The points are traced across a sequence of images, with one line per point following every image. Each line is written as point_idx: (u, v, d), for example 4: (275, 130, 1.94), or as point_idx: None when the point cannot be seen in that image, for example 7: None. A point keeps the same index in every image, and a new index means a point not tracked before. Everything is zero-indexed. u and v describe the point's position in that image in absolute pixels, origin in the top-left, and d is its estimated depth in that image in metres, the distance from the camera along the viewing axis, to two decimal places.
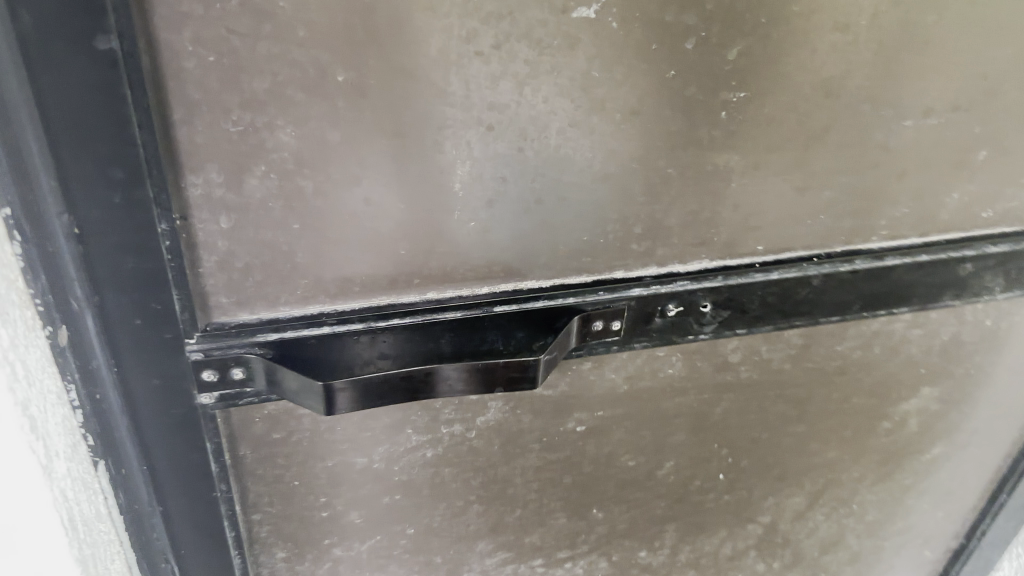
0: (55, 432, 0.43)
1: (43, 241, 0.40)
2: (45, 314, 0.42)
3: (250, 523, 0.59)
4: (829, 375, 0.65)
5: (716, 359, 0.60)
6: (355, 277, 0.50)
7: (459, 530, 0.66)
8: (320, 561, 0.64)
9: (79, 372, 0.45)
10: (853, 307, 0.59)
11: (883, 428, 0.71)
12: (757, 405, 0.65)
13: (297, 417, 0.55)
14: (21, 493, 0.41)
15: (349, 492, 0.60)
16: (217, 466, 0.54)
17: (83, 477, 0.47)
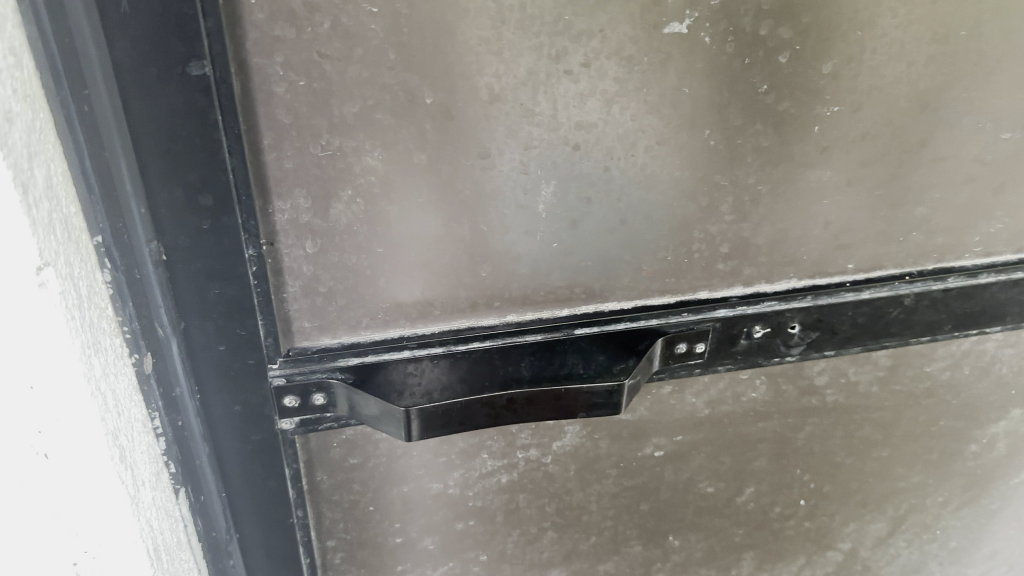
0: (140, 461, 0.41)
1: (131, 267, 0.40)
2: (132, 340, 0.40)
3: (324, 550, 0.58)
4: (916, 398, 0.62)
5: (800, 381, 0.58)
6: (436, 300, 0.49)
7: (533, 557, 0.64)
8: None
9: (163, 400, 0.44)
10: (946, 327, 0.56)
11: (971, 452, 0.68)
12: (841, 429, 0.63)
13: (374, 442, 0.54)
14: (112, 525, 0.37)
15: (424, 519, 0.59)
16: (295, 492, 0.54)
17: (167, 509, 0.44)
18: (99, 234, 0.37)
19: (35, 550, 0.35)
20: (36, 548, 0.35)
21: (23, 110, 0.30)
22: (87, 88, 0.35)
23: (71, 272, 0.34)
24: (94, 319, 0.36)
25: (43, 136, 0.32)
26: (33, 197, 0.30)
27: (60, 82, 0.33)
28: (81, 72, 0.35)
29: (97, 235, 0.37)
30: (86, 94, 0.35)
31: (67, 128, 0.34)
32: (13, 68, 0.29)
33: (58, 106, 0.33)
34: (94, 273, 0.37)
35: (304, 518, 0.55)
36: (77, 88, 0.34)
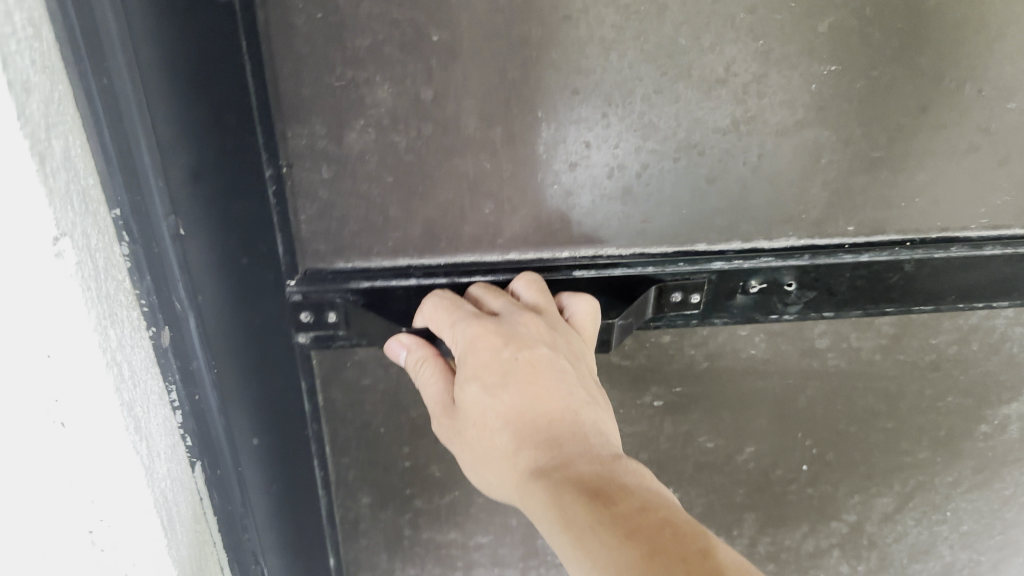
0: (156, 434, 0.45)
1: (150, 241, 0.44)
2: (150, 314, 0.45)
3: (338, 466, 0.63)
4: (921, 370, 0.63)
5: (801, 342, 0.60)
6: (441, 233, 0.52)
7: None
8: (404, 508, 0.67)
9: (181, 372, 0.50)
10: (948, 298, 0.57)
11: (981, 432, 0.68)
12: (845, 397, 0.64)
13: (385, 365, 0.58)
14: (116, 479, 0.41)
15: (431, 446, 0.63)
16: (311, 406, 0.58)
17: (180, 477, 0.50)
18: (116, 206, 0.40)
19: (41, 503, 0.39)
20: (40, 498, 0.38)
21: (42, 80, 0.32)
22: (104, 63, 0.38)
23: (89, 245, 0.36)
24: (111, 291, 0.39)
25: (60, 108, 0.34)
26: (49, 166, 0.32)
27: (80, 53, 0.36)
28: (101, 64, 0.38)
29: (115, 208, 0.40)
30: (103, 66, 0.38)
31: (87, 101, 0.37)
32: (34, 42, 0.31)
33: (81, 92, 0.36)
34: (113, 245, 0.40)
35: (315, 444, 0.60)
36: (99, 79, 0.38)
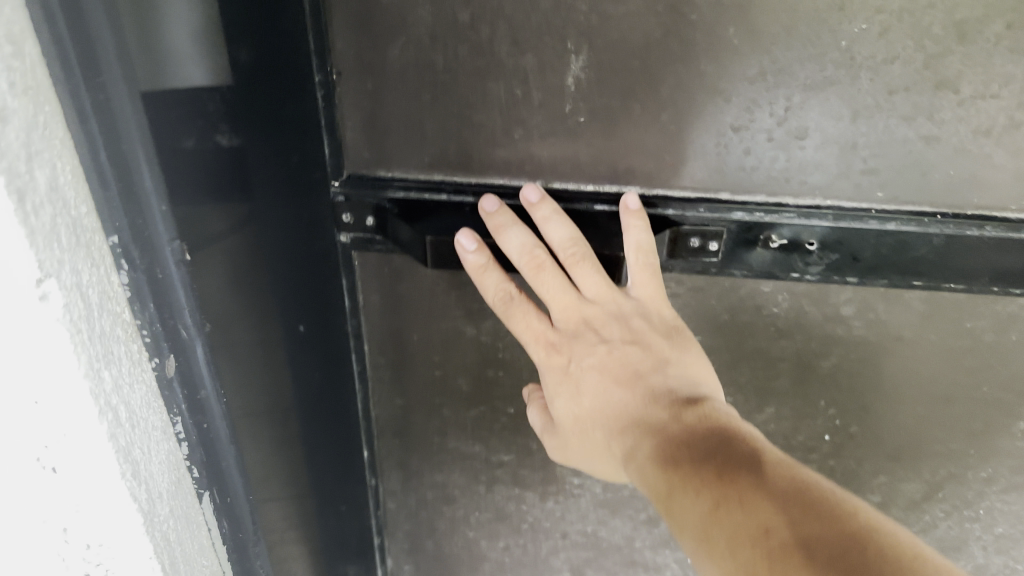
0: (157, 471, 0.48)
1: (155, 267, 0.46)
2: (154, 344, 0.48)
3: (375, 363, 0.69)
4: (954, 353, 0.62)
5: (825, 305, 0.60)
6: (474, 154, 0.56)
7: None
8: (430, 417, 0.72)
9: (188, 402, 0.52)
10: (980, 279, 0.56)
11: (1021, 432, 0.65)
12: (870, 369, 0.63)
13: (418, 276, 0.62)
14: (106, 512, 0.45)
15: (458, 359, 0.68)
16: (350, 302, 0.64)
17: (183, 510, 0.53)
18: (113, 236, 0.42)
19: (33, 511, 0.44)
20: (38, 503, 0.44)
21: (26, 109, 0.34)
22: (101, 76, 0.39)
23: (80, 282, 0.39)
24: (105, 328, 0.42)
25: (47, 132, 0.36)
26: (31, 199, 0.34)
27: (72, 72, 0.38)
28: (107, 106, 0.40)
29: (113, 236, 0.42)
30: (101, 83, 0.39)
31: (79, 120, 0.39)
32: (11, 60, 0.33)
33: (76, 131, 0.39)
34: (110, 274, 0.42)
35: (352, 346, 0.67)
36: (101, 119, 0.40)
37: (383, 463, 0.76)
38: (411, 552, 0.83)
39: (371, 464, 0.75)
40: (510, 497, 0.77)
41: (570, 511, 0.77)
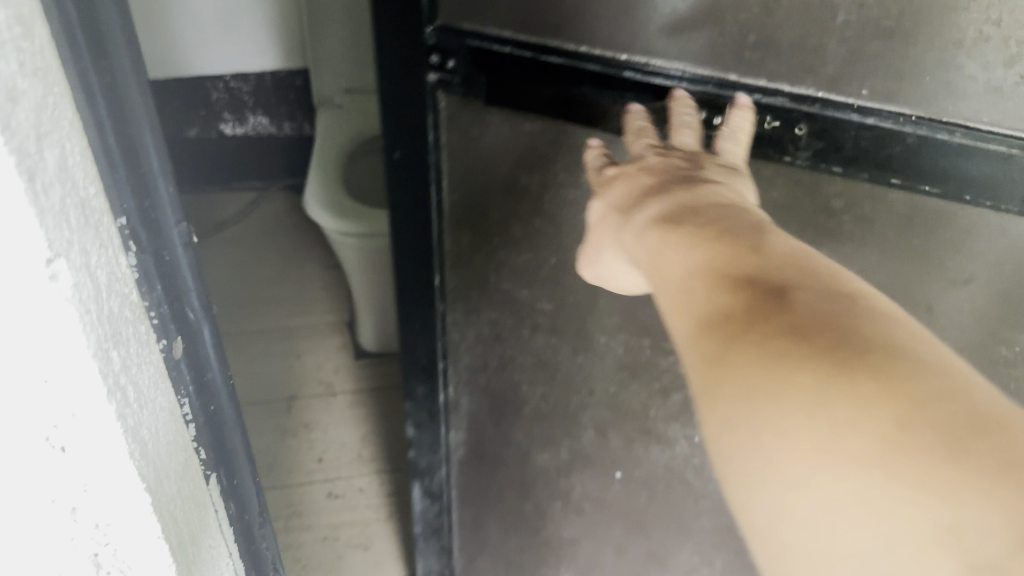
0: (162, 435, 0.61)
1: (166, 251, 0.62)
2: (163, 328, 0.63)
3: (450, 198, 0.84)
4: (934, 261, 0.67)
5: (818, 196, 0.68)
6: (535, 17, 0.69)
7: (584, 283, 0.83)
8: (489, 256, 0.86)
9: (195, 381, 0.70)
10: (947, 184, 0.63)
11: (1001, 355, 0.70)
12: (859, 268, 0.70)
13: (487, 121, 0.77)
14: (114, 470, 0.53)
15: (514, 205, 0.81)
16: (432, 140, 0.79)
17: (190, 480, 0.68)
18: (123, 218, 0.56)
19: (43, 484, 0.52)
20: (50, 484, 0.52)
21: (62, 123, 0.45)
22: (108, 58, 0.52)
23: (89, 261, 0.49)
24: (116, 306, 0.53)
25: (58, 113, 0.44)
26: (41, 182, 0.42)
27: (81, 56, 0.49)
28: (127, 131, 0.55)
29: (122, 218, 0.56)
30: (119, 98, 0.54)
31: (91, 108, 0.51)
32: (24, 44, 0.40)
33: (98, 136, 0.52)
34: (118, 262, 0.53)
35: (433, 178, 0.82)
36: (117, 139, 0.54)
37: (451, 293, 0.91)
38: (470, 382, 0.98)
39: (439, 291, 0.91)
40: (549, 344, 0.90)
41: (598, 368, 0.89)
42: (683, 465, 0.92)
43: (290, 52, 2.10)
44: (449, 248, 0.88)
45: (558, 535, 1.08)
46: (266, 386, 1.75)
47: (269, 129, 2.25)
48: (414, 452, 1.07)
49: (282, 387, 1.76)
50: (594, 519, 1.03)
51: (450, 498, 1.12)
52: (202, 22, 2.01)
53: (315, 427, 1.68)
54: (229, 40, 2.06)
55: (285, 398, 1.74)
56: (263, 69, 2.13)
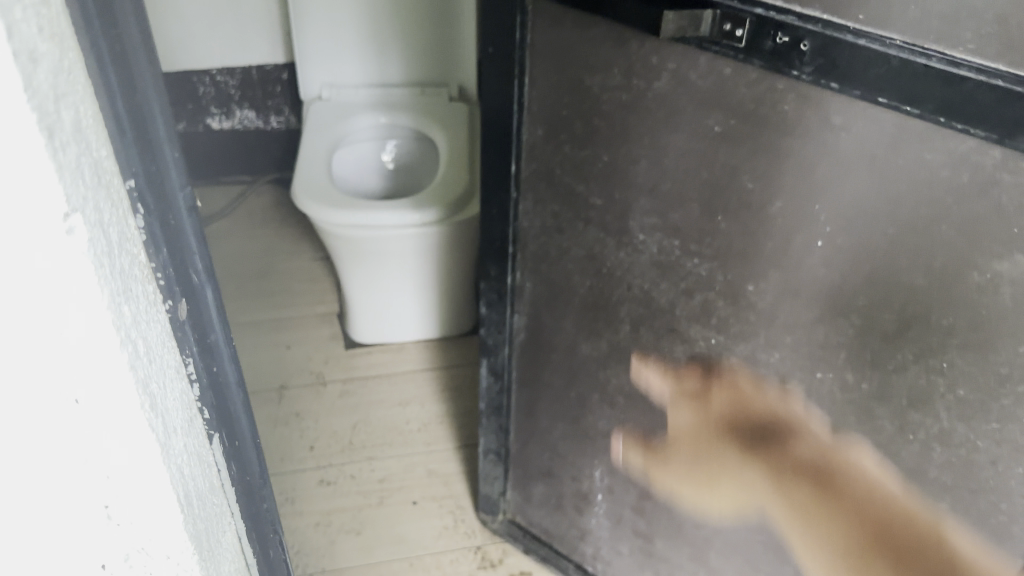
0: (171, 403, 0.64)
1: (168, 215, 0.62)
2: (167, 288, 0.64)
3: (529, 95, 0.99)
4: (917, 181, 0.74)
5: (820, 110, 0.77)
6: None
7: (633, 179, 0.95)
8: (557, 150, 1.00)
9: (199, 342, 0.71)
10: (926, 107, 0.70)
11: (974, 281, 0.76)
12: (853, 182, 0.78)
13: (563, 25, 0.91)
14: (123, 435, 0.58)
15: (578, 106, 0.95)
16: (519, 41, 0.95)
17: (195, 446, 0.70)
18: (132, 180, 0.58)
19: (62, 464, 0.58)
20: (67, 454, 0.58)
21: (81, 93, 0.49)
22: (118, 28, 0.54)
23: (103, 218, 0.52)
24: (127, 263, 0.56)
25: (72, 76, 0.47)
26: (59, 140, 0.46)
27: (90, 25, 0.51)
28: (141, 113, 0.57)
29: (131, 181, 0.57)
30: (123, 59, 0.54)
31: (102, 84, 0.53)
32: (42, 13, 0.44)
33: (110, 105, 0.54)
34: (127, 221, 0.56)
35: (518, 75, 0.98)
36: (132, 117, 0.57)
37: (525, 181, 1.06)
38: (533, 270, 1.13)
39: (515, 178, 1.07)
40: (598, 239, 1.03)
41: (636, 265, 1.01)
42: (700, 368, 1.02)
43: (281, 44, 2.24)
44: (525, 142, 1.03)
45: (594, 428, 1.21)
46: (299, 368, 1.90)
47: (255, 122, 2.37)
48: (485, 329, 1.24)
49: (318, 361, 1.91)
50: (625, 414, 1.15)
51: (509, 379, 1.28)
52: (199, 9, 2.15)
53: (351, 395, 1.84)
54: (240, 40, 2.22)
55: (316, 372, 1.89)
56: (249, 63, 2.26)
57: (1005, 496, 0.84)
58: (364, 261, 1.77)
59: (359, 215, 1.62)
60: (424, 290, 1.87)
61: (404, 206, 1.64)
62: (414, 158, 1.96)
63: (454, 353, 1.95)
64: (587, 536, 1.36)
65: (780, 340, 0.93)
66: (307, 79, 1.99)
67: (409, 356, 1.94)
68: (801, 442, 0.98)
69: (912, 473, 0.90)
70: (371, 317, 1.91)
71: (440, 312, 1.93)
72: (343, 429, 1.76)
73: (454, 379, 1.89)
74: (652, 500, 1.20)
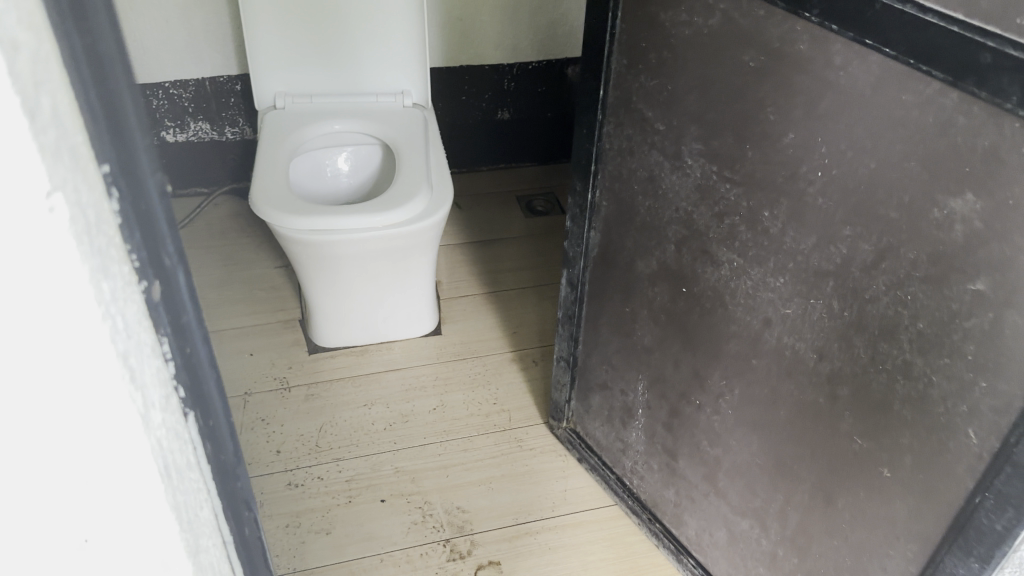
0: (157, 408, 0.43)
1: (139, 188, 0.39)
2: (141, 269, 0.41)
3: (624, 28, 1.18)
4: (893, 120, 0.84)
5: (826, 51, 0.88)
6: None
7: (690, 109, 1.11)
8: (639, 79, 1.19)
9: (172, 324, 0.44)
10: (899, 49, 0.80)
11: (935, 218, 0.84)
12: (846, 119, 0.89)
13: None
14: (109, 447, 0.40)
15: (655, 40, 1.13)
16: None
17: (194, 467, 0.47)
18: (107, 164, 0.37)
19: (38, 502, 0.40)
20: (52, 502, 0.40)
21: (57, 74, 0.33)
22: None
23: (83, 199, 0.35)
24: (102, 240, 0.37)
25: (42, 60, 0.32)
26: (41, 121, 0.32)
27: None
28: (97, 56, 0.35)
29: (103, 165, 0.37)
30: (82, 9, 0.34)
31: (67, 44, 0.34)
32: None
33: (77, 96, 0.35)
34: (100, 206, 0.37)
35: (611, 12, 1.18)
36: (95, 70, 0.35)
37: (612, 106, 1.27)
38: (610, 189, 1.34)
39: (602, 104, 1.28)
40: (659, 162, 1.21)
41: (684, 188, 1.17)
42: (724, 288, 1.16)
43: (235, 57, 2.26)
44: (614, 71, 1.23)
45: (641, 343, 1.39)
46: (262, 373, 1.88)
47: (210, 134, 2.35)
48: (570, 242, 1.47)
49: (280, 367, 1.90)
50: (666, 329, 1.32)
51: (583, 290, 1.50)
52: (162, 28, 2.16)
53: (317, 398, 1.82)
54: (195, 56, 2.23)
55: (281, 377, 1.87)
56: (201, 75, 2.26)
57: (949, 438, 0.90)
58: (325, 267, 1.75)
59: (320, 221, 1.61)
60: (387, 290, 1.87)
61: (364, 210, 1.64)
62: (373, 168, 2.03)
63: (417, 348, 1.98)
64: (628, 450, 1.53)
65: (785, 266, 1.04)
66: (264, 92, 1.99)
67: (380, 354, 1.95)
68: (796, 367, 1.08)
69: (878, 406, 0.97)
70: (329, 323, 1.91)
71: (402, 314, 1.94)
72: (310, 431, 1.74)
73: (416, 378, 1.89)
74: (679, 418, 1.36)
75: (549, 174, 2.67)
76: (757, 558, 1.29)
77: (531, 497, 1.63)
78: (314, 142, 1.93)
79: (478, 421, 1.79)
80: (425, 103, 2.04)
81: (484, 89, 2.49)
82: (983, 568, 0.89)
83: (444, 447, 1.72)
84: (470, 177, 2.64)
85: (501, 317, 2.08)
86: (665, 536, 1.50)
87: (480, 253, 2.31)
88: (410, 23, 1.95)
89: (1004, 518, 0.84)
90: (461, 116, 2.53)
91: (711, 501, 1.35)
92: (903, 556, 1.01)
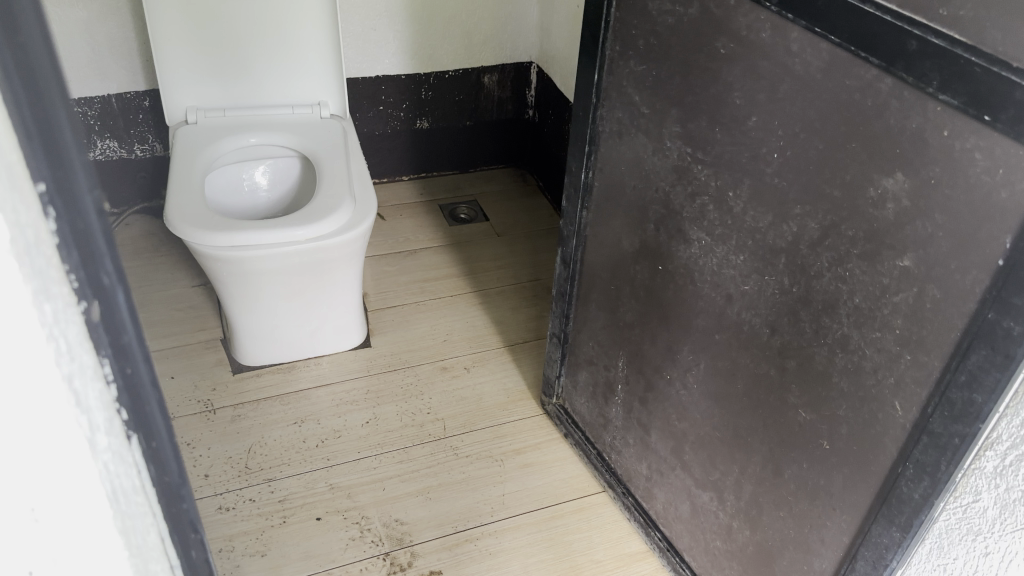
0: (103, 431, 0.38)
1: (68, 201, 0.34)
2: (80, 290, 0.36)
3: (616, 16, 1.21)
4: (839, 102, 0.87)
5: (785, 38, 0.91)
6: None
7: (671, 93, 1.14)
8: (626, 62, 1.22)
9: (112, 348, 0.38)
10: (842, 36, 0.84)
11: (871, 196, 0.86)
12: (802, 102, 0.91)
13: None
14: (58, 478, 0.36)
15: (641, 27, 1.16)
16: None
17: (141, 487, 0.42)
18: (43, 182, 0.33)
19: None
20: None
21: None
22: None
23: (17, 214, 0.31)
24: (40, 261, 0.33)
25: None
26: None
27: None
28: (32, 74, 0.31)
29: (35, 179, 0.32)
30: None
31: None
32: None
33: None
34: (35, 223, 0.33)
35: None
36: (28, 85, 0.31)
37: (606, 91, 1.29)
38: (601, 170, 1.37)
39: (598, 88, 1.30)
40: (644, 145, 1.23)
41: (663, 169, 1.20)
42: (693, 266, 1.19)
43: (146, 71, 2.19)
44: (607, 57, 1.26)
45: (622, 320, 1.43)
46: (186, 397, 1.81)
47: (119, 151, 2.26)
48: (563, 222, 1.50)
49: (204, 389, 1.84)
50: (645, 306, 1.35)
51: (575, 270, 1.54)
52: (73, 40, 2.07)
53: (243, 419, 1.77)
54: (100, 72, 2.14)
55: (204, 401, 1.81)
56: (108, 91, 2.17)
57: (878, 410, 0.93)
58: (246, 285, 1.72)
59: (241, 236, 1.58)
60: (319, 303, 1.84)
61: (284, 224, 1.62)
62: (292, 181, 2.02)
63: (348, 362, 1.94)
64: (608, 426, 1.58)
65: (745, 243, 1.07)
66: (174, 107, 1.95)
67: (308, 370, 1.91)
68: (752, 340, 1.11)
69: (819, 377, 1.01)
70: (252, 341, 1.86)
71: (329, 328, 1.91)
72: (238, 453, 1.69)
73: (347, 392, 1.85)
74: (653, 392, 1.39)
75: (470, 181, 2.68)
76: (715, 530, 1.33)
77: (468, 504, 1.61)
78: (228, 158, 1.90)
79: (413, 430, 1.76)
80: (343, 114, 2.05)
81: (405, 99, 2.49)
82: (906, 536, 0.93)
83: (379, 461, 1.69)
84: (396, 186, 2.62)
85: (428, 326, 2.06)
86: (636, 509, 1.55)
87: (405, 261, 2.28)
88: (325, 34, 1.96)
89: (922, 486, 0.89)
90: (383, 125, 2.52)
91: (677, 474, 1.39)
92: (839, 527, 1.04)
